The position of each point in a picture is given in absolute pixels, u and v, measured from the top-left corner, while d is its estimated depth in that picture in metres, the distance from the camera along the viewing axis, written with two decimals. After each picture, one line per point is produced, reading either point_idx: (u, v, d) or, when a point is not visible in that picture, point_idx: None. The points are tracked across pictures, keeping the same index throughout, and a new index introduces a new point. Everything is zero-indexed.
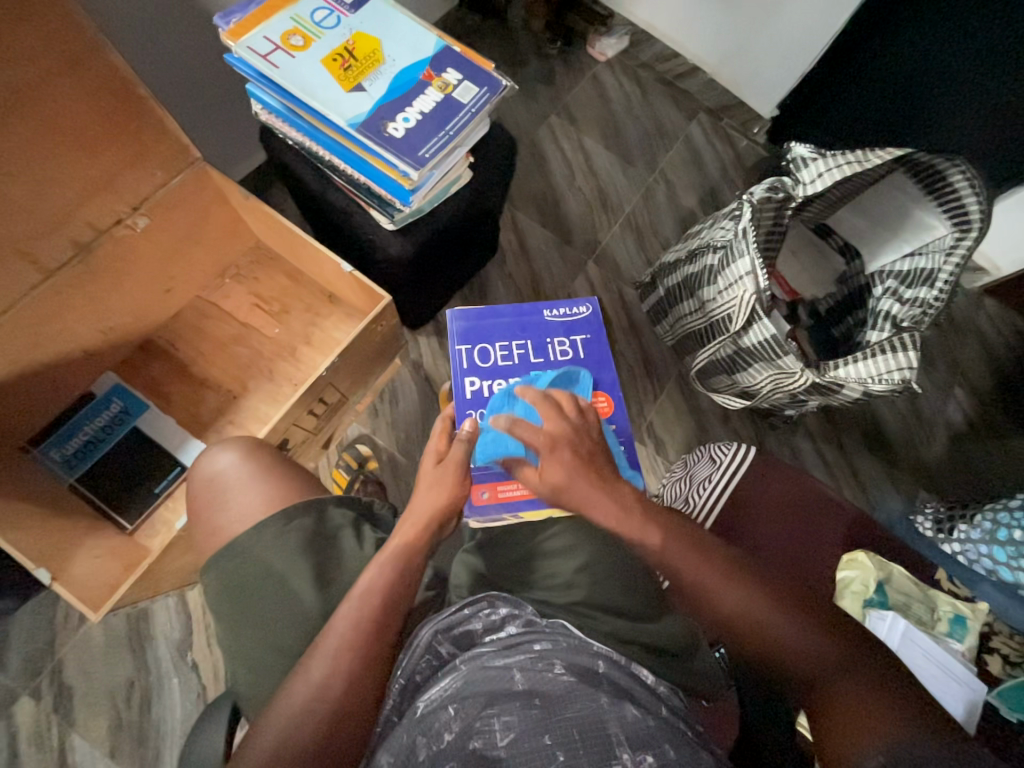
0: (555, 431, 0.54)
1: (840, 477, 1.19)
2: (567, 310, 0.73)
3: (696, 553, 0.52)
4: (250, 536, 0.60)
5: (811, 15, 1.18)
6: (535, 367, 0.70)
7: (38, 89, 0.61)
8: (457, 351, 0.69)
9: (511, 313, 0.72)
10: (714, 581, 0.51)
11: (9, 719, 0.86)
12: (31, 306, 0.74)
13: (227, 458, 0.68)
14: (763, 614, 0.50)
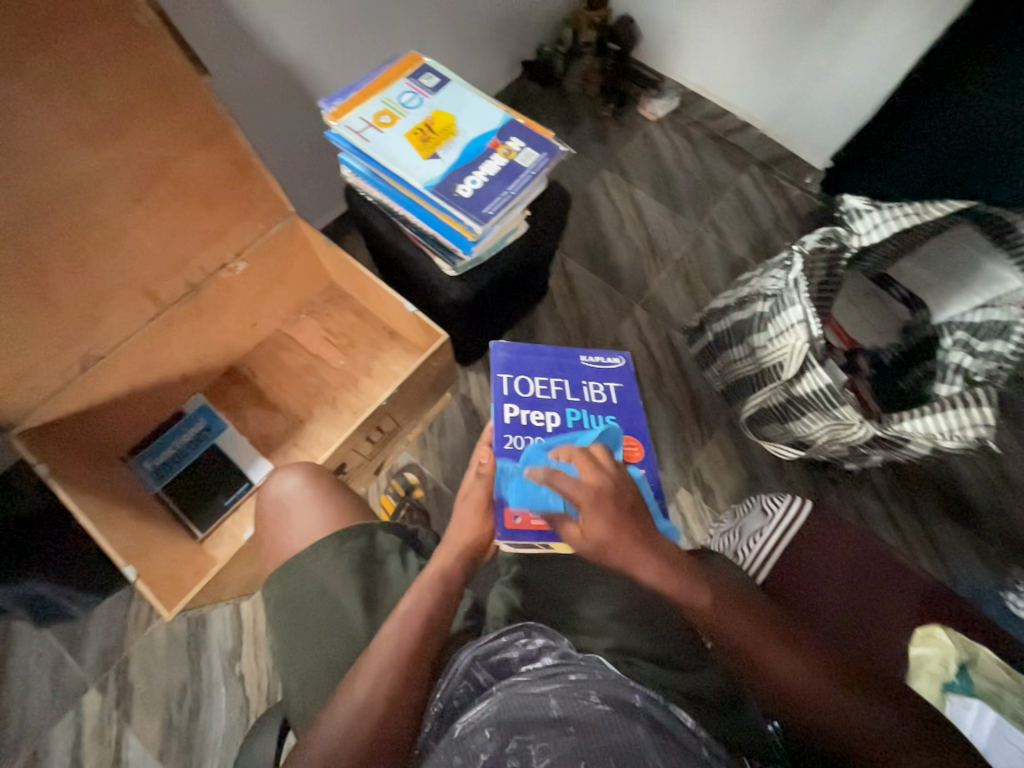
0: (596, 483, 0.52)
1: (913, 541, 1.09)
2: (602, 359, 0.76)
3: (770, 637, 0.49)
4: (308, 554, 0.65)
5: (870, 69, 1.20)
6: (572, 403, 0.71)
7: (178, 161, 0.75)
8: (499, 378, 0.70)
9: (552, 352, 0.74)
10: (795, 669, 0.48)
11: (78, 708, 0.93)
12: (148, 335, 0.87)
13: (293, 479, 0.74)
14: (852, 698, 0.47)
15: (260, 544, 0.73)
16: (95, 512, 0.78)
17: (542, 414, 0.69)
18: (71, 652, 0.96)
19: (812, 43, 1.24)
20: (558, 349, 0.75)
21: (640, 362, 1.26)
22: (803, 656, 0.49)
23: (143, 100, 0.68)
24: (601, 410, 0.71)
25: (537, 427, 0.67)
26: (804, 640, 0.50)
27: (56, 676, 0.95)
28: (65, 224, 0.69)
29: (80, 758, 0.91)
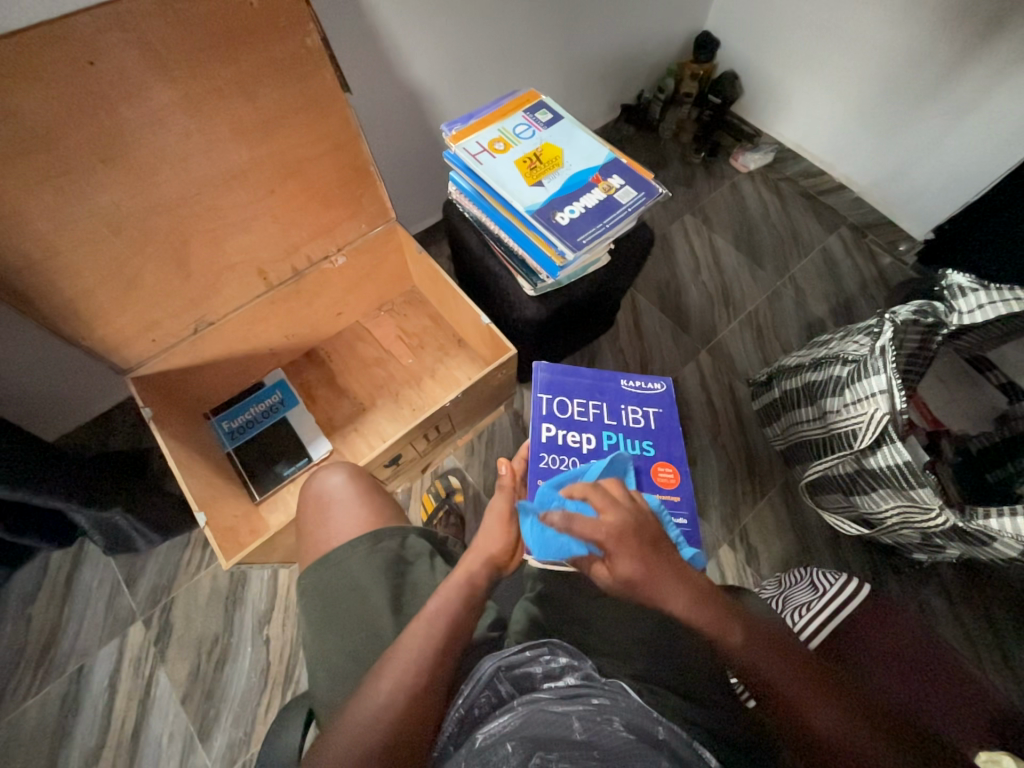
0: (616, 523, 0.48)
1: (983, 654, 0.98)
2: (642, 384, 0.75)
3: (808, 685, 0.48)
4: (342, 550, 0.66)
5: (990, 145, 1.15)
6: (609, 427, 0.71)
7: (311, 162, 0.85)
8: (538, 397, 0.72)
9: (592, 374, 0.75)
10: (830, 719, 0.47)
11: (122, 636, 1.01)
12: (251, 309, 0.96)
13: (337, 475, 0.76)
14: (881, 746, 0.46)
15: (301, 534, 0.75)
16: (179, 457, 0.87)
17: (579, 435, 0.70)
18: (128, 583, 1.05)
19: (926, 114, 1.21)
20: (597, 372, 0.76)
21: (698, 408, 1.23)
22: (836, 701, 0.48)
23: (294, 108, 0.78)
24: (638, 436, 0.71)
25: (572, 447, 0.69)
26: (847, 692, 0.49)
27: (111, 602, 1.04)
28: (210, 204, 0.80)
29: (116, 684, 0.98)
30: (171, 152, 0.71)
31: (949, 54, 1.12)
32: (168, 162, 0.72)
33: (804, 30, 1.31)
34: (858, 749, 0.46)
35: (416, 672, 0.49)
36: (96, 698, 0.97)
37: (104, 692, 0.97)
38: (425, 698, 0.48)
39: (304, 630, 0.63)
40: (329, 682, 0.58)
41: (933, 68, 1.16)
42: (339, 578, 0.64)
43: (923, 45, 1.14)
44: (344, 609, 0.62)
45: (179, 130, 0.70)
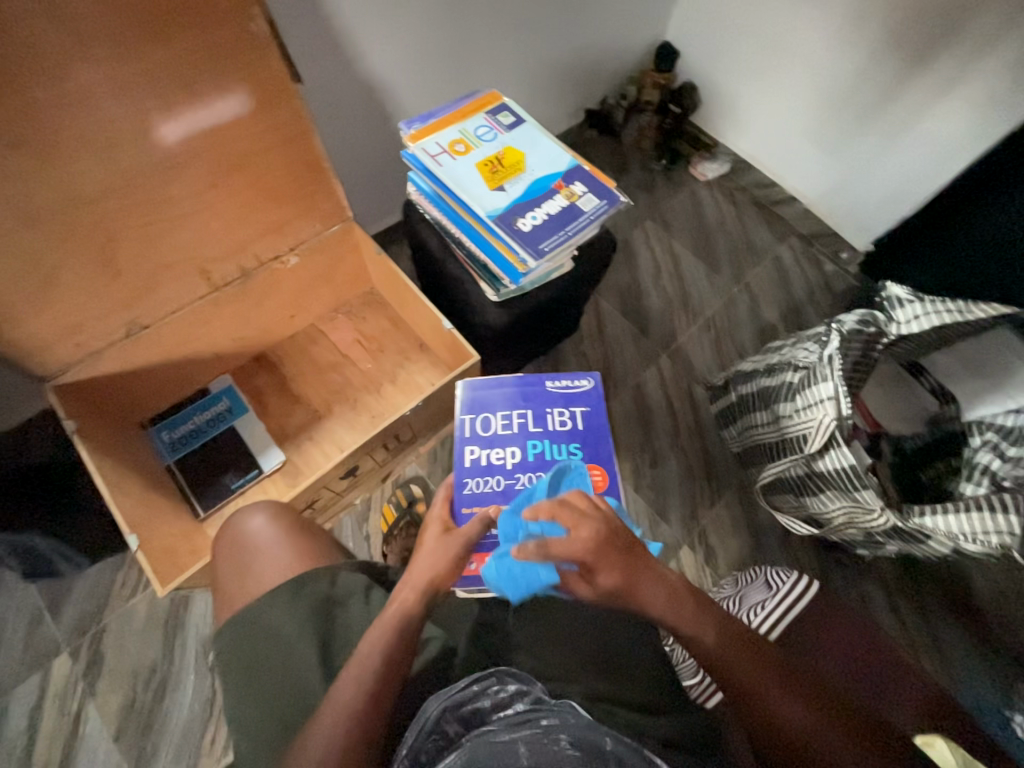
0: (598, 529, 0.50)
1: (917, 641, 1.05)
2: (568, 384, 0.80)
3: (770, 675, 0.50)
4: (264, 602, 0.61)
5: (923, 162, 1.23)
6: (533, 436, 0.77)
7: (258, 155, 0.80)
8: (462, 420, 0.77)
9: (515, 385, 0.80)
10: (789, 708, 0.49)
11: (45, 670, 0.92)
12: (190, 312, 0.89)
13: (256, 519, 0.71)
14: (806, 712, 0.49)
15: (219, 585, 0.70)
16: (109, 475, 0.79)
17: (502, 451, 0.75)
18: (51, 611, 0.95)
19: (868, 132, 1.28)
20: (522, 379, 0.81)
21: (660, 412, 1.25)
22: (798, 693, 0.50)
23: (239, 98, 0.72)
24: (563, 438, 0.77)
25: (496, 465, 0.74)
26: (799, 678, 0.51)
27: (31, 632, 0.94)
28: (143, 196, 0.73)
29: (37, 723, 0.88)
30: (97, 138, 0.65)
31: (886, 76, 1.19)
32: (93, 149, 0.65)
33: (758, 44, 1.36)
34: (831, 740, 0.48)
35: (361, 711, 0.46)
36: (13, 740, 0.87)
37: (23, 733, 0.88)
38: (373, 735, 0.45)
39: (246, 663, 0.58)
40: (271, 720, 0.54)
41: (873, 88, 1.22)
42: (282, 608, 0.60)
43: (866, 67, 1.21)
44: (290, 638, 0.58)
45: (104, 115, 0.64)
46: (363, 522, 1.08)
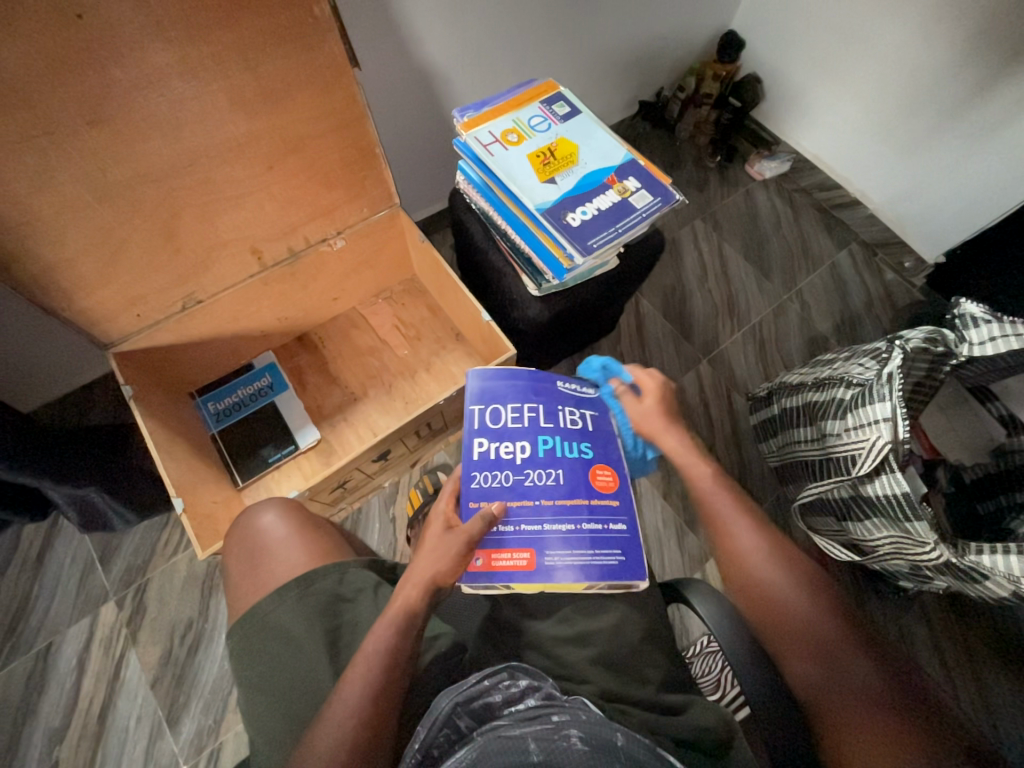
0: (662, 381, 0.73)
1: (959, 684, 0.98)
2: (578, 386, 0.73)
3: (748, 518, 0.61)
4: (269, 601, 0.63)
5: (1013, 169, 1.12)
6: (544, 430, 0.67)
7: (315, 139, 0.81)
8: (470, 409, 0.68)
9: (526, 375, 0.71)
10: (752, 546, 0.59)
11: (94, 616, 0.99)
12: (241, 290, 0.93)
13: (268, 516, 0.73)
14: (794, 579, 0.56)
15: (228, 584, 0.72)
16: (160, 440, 0.84)
17: (512, 445, 0.66)
18: (102, 562, 1.03)
19: (949, 134, 1.18)
20: (533, 371, 0.72)
21: (695, 419, 1.21)
22: (771, 541, 0.59)
23: (301, 82, 0.74)
24: (576, 439, 0.68)
25: (505, 460, 0.65)
26: (779, 537, 0.60)
27: (84, 579, 1.01)
28: (204, 176, 0.75)
29: (85, 663, 0.96)
30: (166, 118, 0.67)
31: (979, 73, 1.09)
32: (162, 128, 0.68)
33: (832, 37, 1.27)
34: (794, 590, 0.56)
35: None
36: (64, 676, 0.95)
37: (72, 671, 0.95)
38: None
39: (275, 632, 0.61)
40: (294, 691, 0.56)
41: (961, 86, 1.12)
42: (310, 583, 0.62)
43: (954, 62, 1.11)
44: None
45: (175, 96, 0.66)
46: (390, 505, 1.10)
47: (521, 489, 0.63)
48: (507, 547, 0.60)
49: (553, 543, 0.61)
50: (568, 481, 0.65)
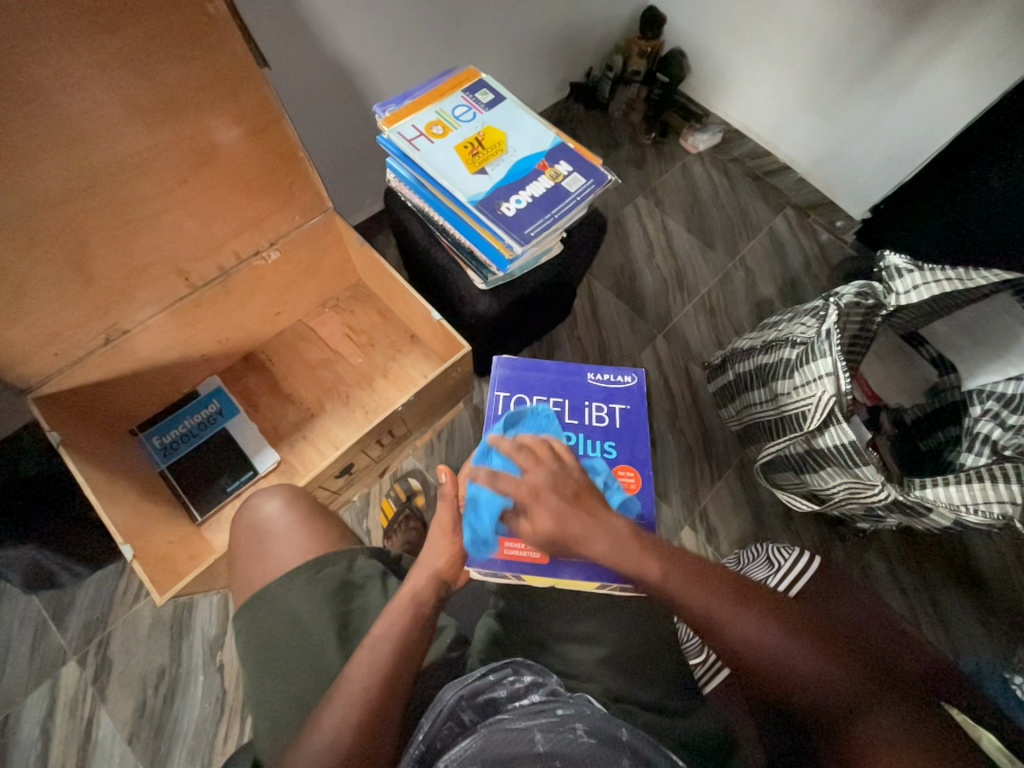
0: (548, 470, 0.50)
1: (917, 609, 1.06)
2: (612, 377, 0.71)
3: (725, 599, 0.51)
4: (281, 583, 0.61)
5: (920, 124, 1.19)
6: (568, 427, 0.68)
7: (229, 147, 0.76)
8: (495, 395, 0.69)
9: (555, 370, 0.71)
10: (742, 625, 0.50)
11: (54, 679, 0.92)
12: (171, 315, 0.87)
13: (274, 502, 0.70)
14: (794, 641, 0.50)
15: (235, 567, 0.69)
16: (99, 485, 0.78)
17: None
18: (56, 621, 0.95)
19: (861, 95, 1.24)
20: (562, 365, 0.72)
21: (657, 393, 1.24)
22: (754, 610, 0.51)
23: (205, 87, 0.69)
24: (600, 435, 0.67)
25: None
26: (758, 596, 0.52)
27: (37, 642, 0.94)
28: (111, 196, 0.70)
29: (50, 731, 0.89)
30: (54, 136, 0.61)
31: (881, 33, 1.14)
32: (51, 147, 0.62)
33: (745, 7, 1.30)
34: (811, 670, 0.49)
35: (361, 714, 0.45)
36: (28, 748, 0.88)
37: (37, 741, 0.89)
38: (373, 738, 0.45)
39: (250, 666, 0.58)
40: (276, 727, 0.53)
41: (867, 48, 1.18)
42: (280, 612, 0.59)
43: (858, 24, 1.16)
44: (286, 650, 0.57)
45: (61, 111, 0.60)
46: (363, 519, 1.07)
47: None
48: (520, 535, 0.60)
49: None
50: None
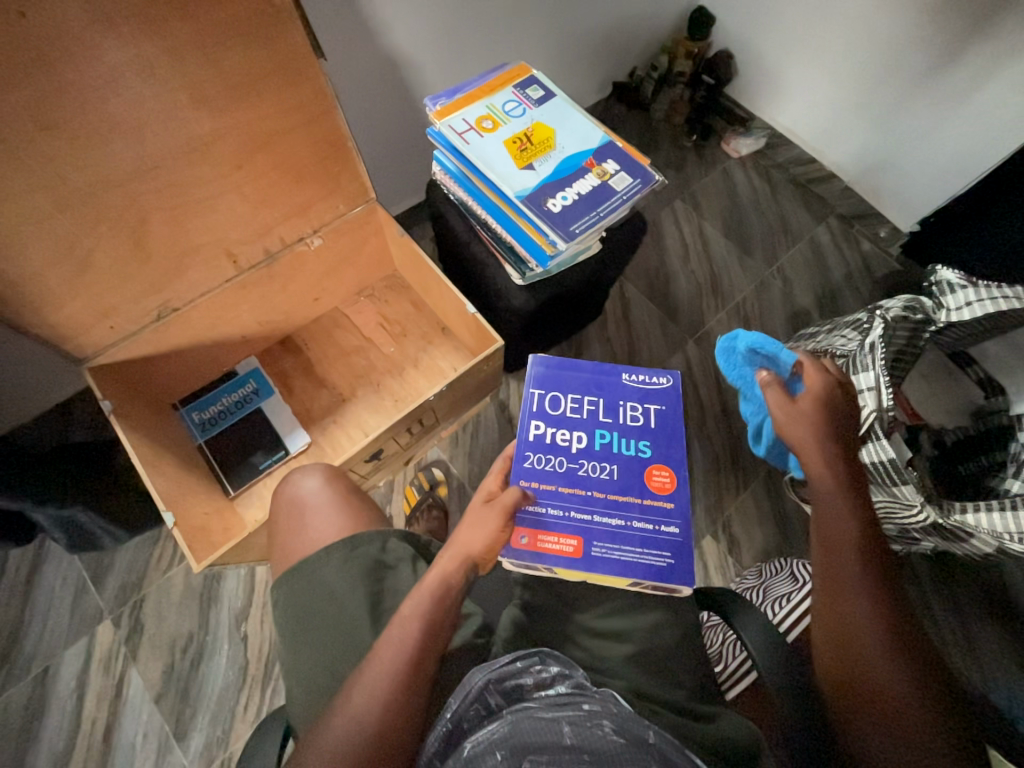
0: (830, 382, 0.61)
1: (947, 637, 1.02)
2: (647, 377, 0.69)
3: (866, 574, 0.55)
4: (314, 560, 0.63)
5: (980, 135, 1.14)
6: (602, 425, 0.67)
7: (283, 136, 0.79)
8: (530, 393, 0.68)
9: (590, 367, 0.70)
10: (865, 600, 0.53)
11: (90, 636, 0.97)
12: (218, 295, 0.90)
13: (313, 479, 0.72)
14: (902, 653, 0.51)
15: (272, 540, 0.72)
16: (145, 454, 0.82)
17: (568, 433, 0.66)
18: (94, 581, 1.00)
19: (918, 103, 1.20)
20: (597, 364, 0.71)
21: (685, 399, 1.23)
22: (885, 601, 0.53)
23: (265, 77, 0.71)
24: (635, 434, 0.67)
25: (561, 446, 0.65)
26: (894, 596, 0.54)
27: (77, 600, 0.99)
28: (171, 178, 0.73)
29: (85, 685, 0.94)
30: (124, 119, 0.64)
31: (944, 40, 1.10)
32: (121, 130, 0.65)
33: (799, 10, 1.27)
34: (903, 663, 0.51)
35: (388, 690, 0.47)
36: (64, 699, 0.93)
37: (73, 693, 0.94)
38: (400, 713, 0.46)
39: (281, 636, 0.60)
40: (305, 696, 0.55)
41: (928, 54, 1.13)
42: (312, 587, 0.61)
43: (920, 30, 1.12)
44: (317, 624, 0.59)
45: (132, 96, 0.63)
46: (386, 505, 1.09)
47: (573, 477, 0.63)
48: (554, 530, 0.61)
49: (600, 534, 0.61)
50: (622, 477, 0.64)
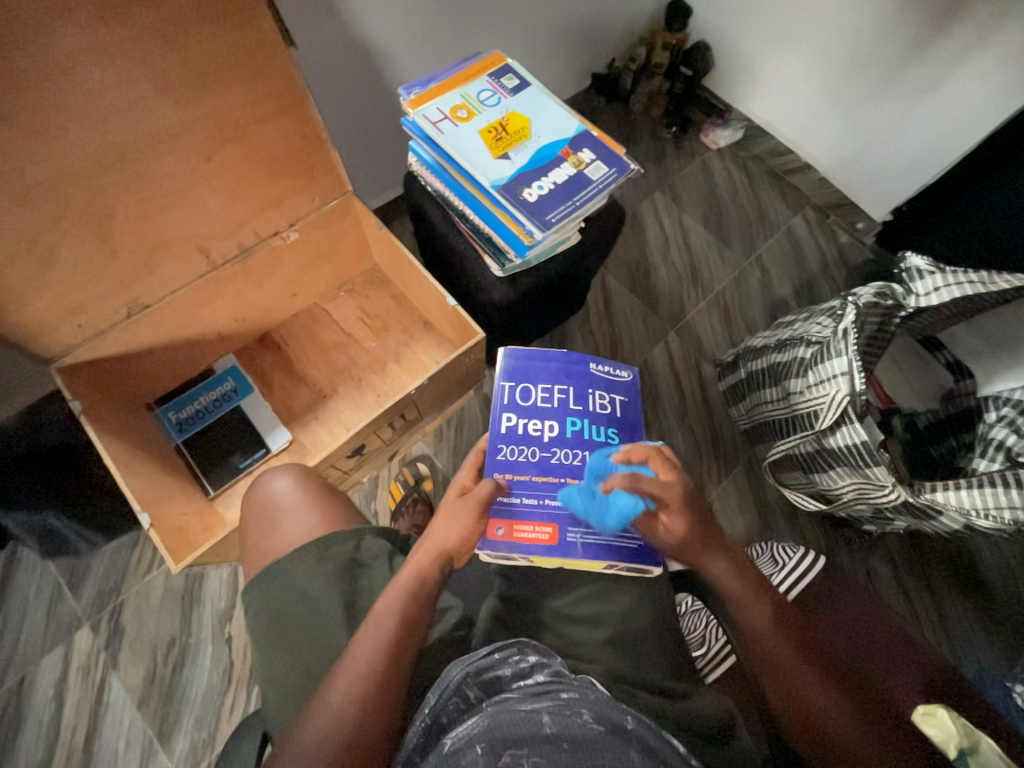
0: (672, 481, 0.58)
1: (920, 613, 1.05)
2: (610, 369, 0.71)
3: (759, 602, 0.58)
4: (292, 557, 0.62)
5: (948, 125, 1.17)
6: (573, 413, 0.67)
7: (254, 127, 0.77)
8: (500, 385, 0.68)
9: (559, 357, 0.70)
10: (763, 623, 0.56)
11: (68, 644, 0.95)
12: (190, 292, 0.88)
13: (284, 480, 0.72)
14: (817, 676, 0.54)
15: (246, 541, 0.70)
16: (118, 456, 0.80)
17: (540, 423, 0.66)
18: (71, 587, 0.98)
19: (889, 94, 1.22)
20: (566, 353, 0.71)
21: (667, 389, 1.24)
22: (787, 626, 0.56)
23: (232, 65, 0.69)
24: (604, 422, 0.68)
25: (533, 437, 0.65)
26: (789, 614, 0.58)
27: (53, 606, 0.97)
28: (136, 171, 0.71)
29: (64, 692, 0.92)
30: (83, 109, 0.62)
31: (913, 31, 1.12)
32: (80, 121, 0.63)
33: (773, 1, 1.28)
34: (821, 683, 0.54)
35: (368, 683, 0.47)
36: (43, 707, 0.91)
37: (51, 701, 0.92)
38: (380, 706, 0.46)
39: (262, 634, 0.59)
40: (286, 693, 0.55)
41: (897, 45, 1.16)
42: (291, 585, 0.61)
43: (890, 21, 1.14)
44: (297, 621, 0.58)
45: (90, 86, 0.61)
46: (370, 501, 1.09)
47: (546, 466, 0.64)
48: (528, 520, 0.61)
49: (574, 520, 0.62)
50: None
